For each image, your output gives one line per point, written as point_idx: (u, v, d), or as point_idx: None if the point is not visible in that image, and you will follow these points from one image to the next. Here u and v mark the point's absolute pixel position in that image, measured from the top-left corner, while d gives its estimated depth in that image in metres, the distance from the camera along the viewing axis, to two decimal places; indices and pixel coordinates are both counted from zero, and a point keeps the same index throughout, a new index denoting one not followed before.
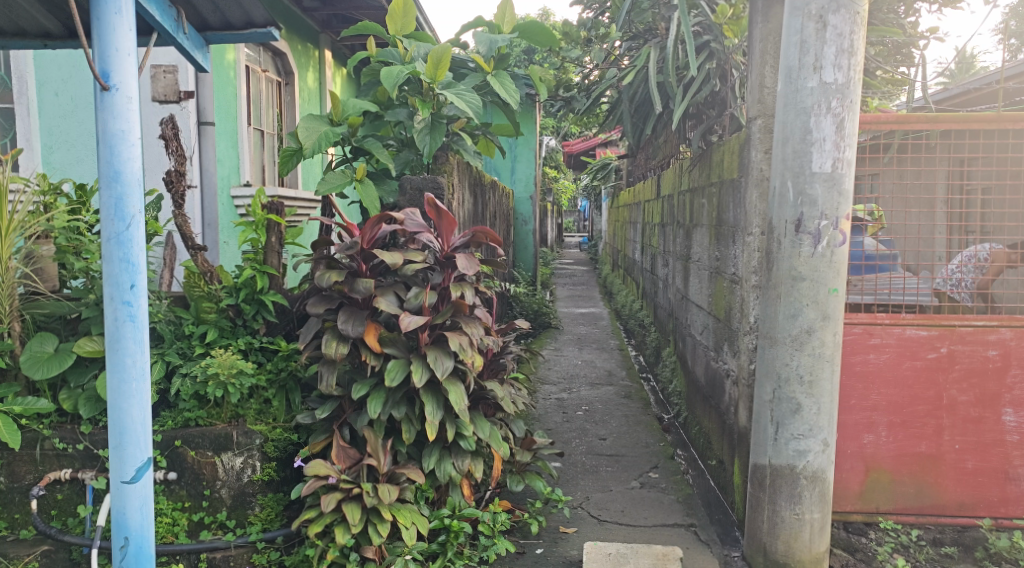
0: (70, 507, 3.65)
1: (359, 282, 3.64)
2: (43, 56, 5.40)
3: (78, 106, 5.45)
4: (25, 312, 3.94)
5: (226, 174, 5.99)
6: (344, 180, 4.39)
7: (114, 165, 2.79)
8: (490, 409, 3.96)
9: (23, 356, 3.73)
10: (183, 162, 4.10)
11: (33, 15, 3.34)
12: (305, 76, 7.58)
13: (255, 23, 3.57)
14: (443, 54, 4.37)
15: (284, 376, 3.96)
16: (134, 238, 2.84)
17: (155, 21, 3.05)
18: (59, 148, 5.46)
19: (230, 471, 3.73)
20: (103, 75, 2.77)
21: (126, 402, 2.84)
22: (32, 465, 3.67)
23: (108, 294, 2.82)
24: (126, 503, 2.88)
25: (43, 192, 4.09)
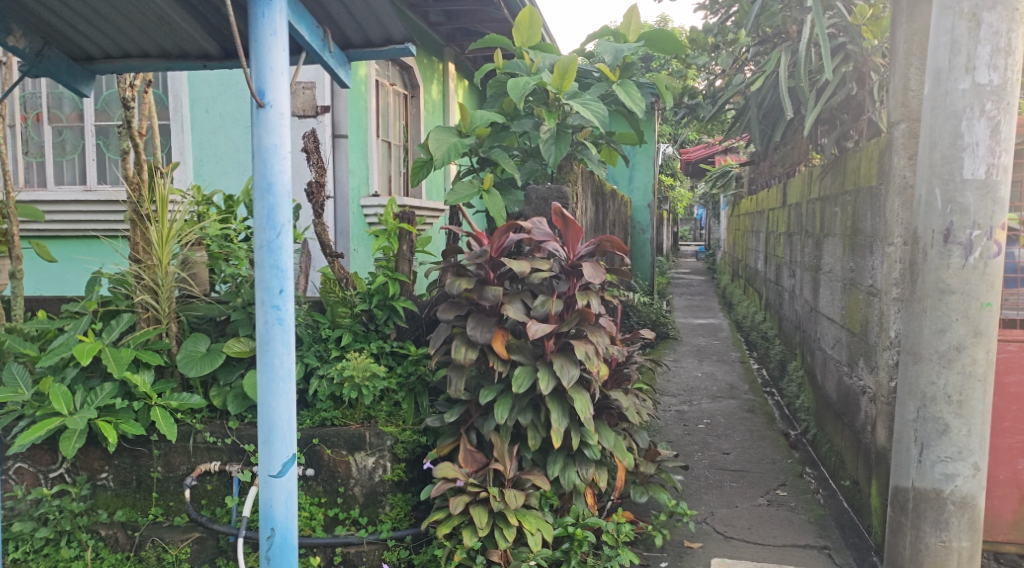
0: (218, 498, 3.90)
1: (488, 289, 3.71)
2: (196, 76, 5.83)
3: (226, 122, 5.84)
4: (182, 313, 4.28)
5: (357, 184, 6.26)
6: (472, 190, 4.50)
7: (268, 177, 2.97)
8: (614, 418, 3.94)
9: (181, 354, 4.07)
10: (322, 173, 4.32)
11: (195, 38, 3.57)
12: (430, 88, 7.82)
13: (393, 40, 3.69)
14: (570, 64, 4.40)
15: (413, 379, 4.13)
16: (283, 245, 3.02)
17: (305, 41, 3.23)
18: (209, 161, 5.87)
19: (363, 470, 3.88)
20: (259, 93, 2.95)
21: (274, 401, 3.01)
22: (186, 457, 3.94)
23: (260, 298, 3.01)
24: (273, 496, 3.05)
25: (198, 202, 4.45)
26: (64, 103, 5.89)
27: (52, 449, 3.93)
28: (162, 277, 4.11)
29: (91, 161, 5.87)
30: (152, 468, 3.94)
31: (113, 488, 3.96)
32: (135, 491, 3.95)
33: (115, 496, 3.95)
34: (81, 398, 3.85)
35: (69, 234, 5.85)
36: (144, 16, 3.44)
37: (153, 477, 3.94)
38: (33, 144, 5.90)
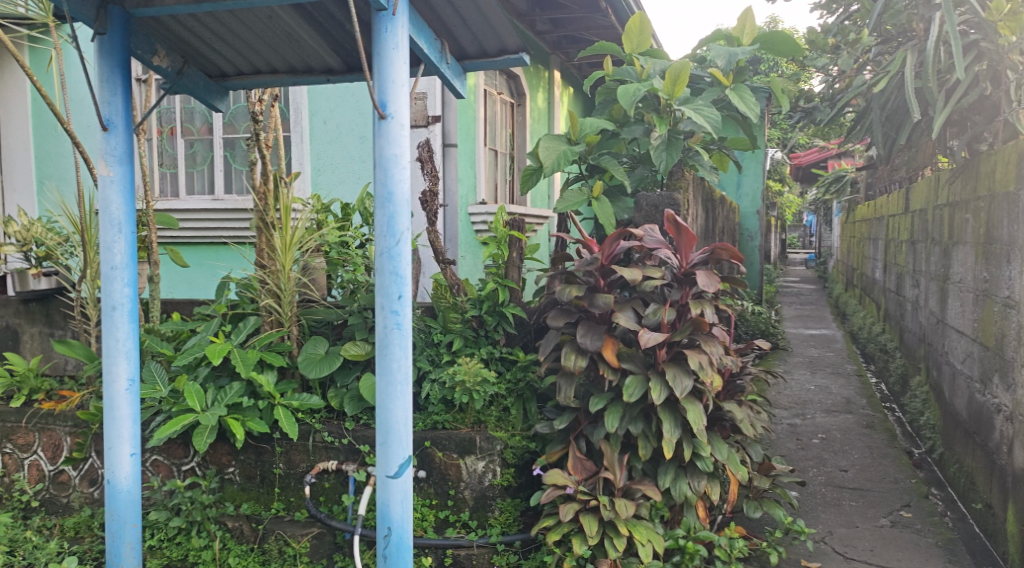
0: (335, 495, 4.06)
1: (599, 297, 3.69)
2: (316, 89, 6.09)
3: (342, 133, 6.07)
4: (303, 317, 4.48)
5: (465, 192, 6.36)
6: (580, 198, 4.48)
7: (389, 186, 3.10)
8: (727, 430, 3.85)
9: (302, 356, 4.25)
10: (435, 182, 4.42)
11: (321, 54, 3.78)
12: (535, 96, 7.88)
13: (508, 50, 3.75)
14: (681, 69, 4.35)
15: (522, 386, 4.17)
16: (402, 252, 3.13)
17: (424, 53, 3.35)
18: (325, 171, 6.11)
19: (473, 474, 3.93)
20: (382, 104, 3.07)
21: (392, 403, 3.13)
22: (306, 455, 4.11)
23: (379, 303, 3.13)
24: (389, 496, 3.16)
25: (317, 210, 4.66)
26: (196, 117, 6.27)
27: (184, 443, 4.19)
28: (285, 283, 4.33)
29: (218, 172, 6.21)
30: (274, 464, 4.13)
31: (240, 483, 4.17)
32: (259, 486, 4.15)
33: (241, 490, 4.17)
34: (212, 396, 4.08)
35: (199, 241, 6.22)
36: (274, 35, 3.64)
37: (276, 473, 4.13)
38: (167, 156, 6.32)
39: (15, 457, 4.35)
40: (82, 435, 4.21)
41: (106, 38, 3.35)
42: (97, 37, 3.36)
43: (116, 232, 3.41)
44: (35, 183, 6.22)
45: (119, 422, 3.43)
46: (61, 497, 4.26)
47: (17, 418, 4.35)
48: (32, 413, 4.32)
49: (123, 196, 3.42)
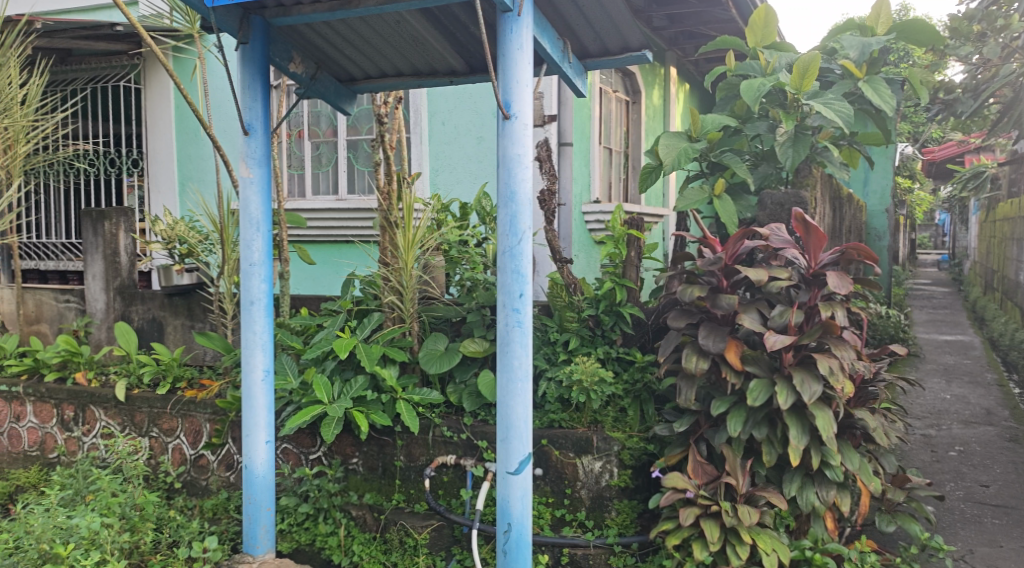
0: (454, 489, 4.13)
1: (722, 298, 3.59)
2: (436, 92, 6.24)
3: (460, 133, 6.18)
4: (423, 314, 4.60)
5: (580, 191, 6.34)
6: (701, 197, 4.35)
7: (511, 186, 3.16)
8: (858, 439, 3.68)
9: (422, 352, 4.37)
10: (554, 181, 4.44)
11: (445, 57, 3.90)
12: (651, 93, 7.77)
13: (630, 47, 3.72)
14: (811, 61, 4.18)
15: (640, 387, 4.11)
16: (524, 251, 3.18)
17: (546, 53, 3.39)
18: (443, 171, 6.24)
19: (590, 474, 3.92)
20: (505, 105, 3.14)
21: (512, 400, 3.19)
22: (425, 448, 4.21)
23: (501, 301, 3.20)
24: (510, 492, 3.22)
25: (437, 209, 4.77)
26: (321, 120, 6.53)
27: (312, 433, 4.39)
28: (407, 280, 4.46)
29: (342, 173, 6.46)
30: (396, 457, 4.26)
31: (363, 473, 4.34)
32: (381, 477, 4.30)
33: (363, 481, 4.33)
34: (338, 388, 4.26)
35: (323, 239, 6.50)
36: (403, 40, 3.77)
37: (396, 465, 4.26)
38: (296, 158, 6.65)
39: (160, 441, 4.67)
40: (220, 421, 4.48)
41: (248, 47, 3.55)
42: (241, 46, 3.56)
43: (254, 231, 3.61)
44: (177, 184, 6.66)
45: (256, 411, 3.64)
46: (201, 479, 4.54)
47: (162, 404, 4.64)
48: (176, 399, 4.61)
49: (262, 197, 3.62)
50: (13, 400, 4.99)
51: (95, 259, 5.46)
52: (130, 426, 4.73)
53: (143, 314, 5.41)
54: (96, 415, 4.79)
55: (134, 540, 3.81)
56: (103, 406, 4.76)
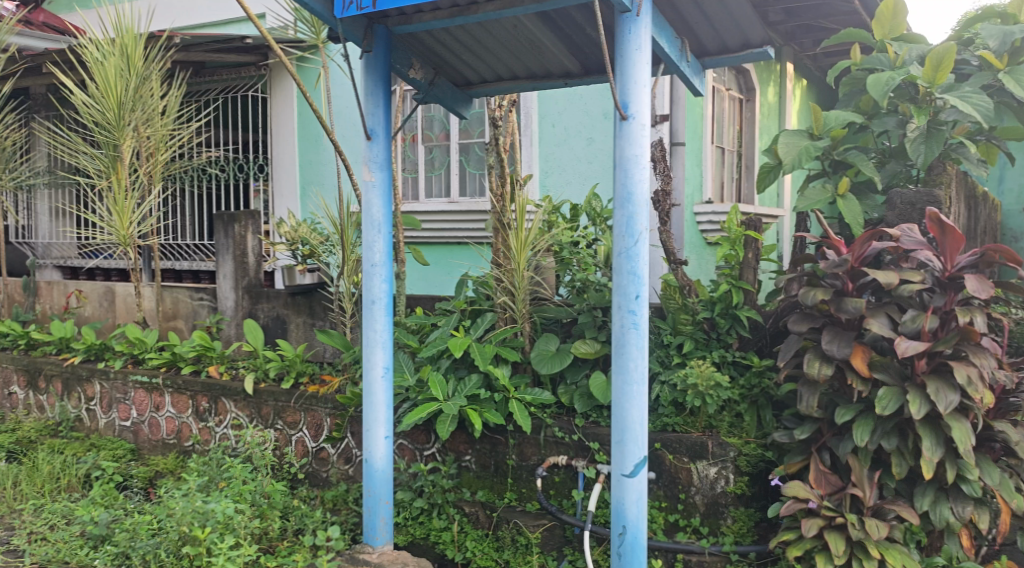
0: (565, 490, 4.15)
1: (848, 302, 3.44)
2: (546, 94, 6.27)
3: (570, 135, 6.19)
4: (535, 314, 4.63)
5: (691, 192, 6.23)
6: (824, 196, 4.19)
7: (628, 187, 3.15)
8: (997, 453, 3.46)
9: (534, 352, 4.41)
10: (668, 181, 4.38)
11: (561, 59, 3.94)
12: (766, 90, 7.56)
13: (751, 44, 3.63)
14: (946, 53, 3.99)
15: (757, 392, 3.99)
16: (640, 252, 3.17)
17: (664, 53, 3.36)
18: (553, 172, 6.26)
19: (705, 480, 3.83)
20: (623, 106, 3.13)
21: (628, 402, 3.18)
22: (537, 448, 4.25)
23: (617, 303, 3.19)
24: (625, 495, 3.21)
25: (549, 211, 4.80)
26: (435, 124, 6.69)
27: (426, 429, 4.50)
28: (519, 281, 4.51)
29: (454, 176, 6.59)
30: (508, 455, 4.31)
31: (475, 470, 4.41)
32: (493, 475, 4.36)
33: (476, 478, 4.40)
34: (452, 386, 4.36)
35: (436, 240, 6.65)
36: (520, 44, 3.83)
37: (508, 463, 4.31)
38: (410, 161, 6.82)
39: (285, 433, 4.90)
40: (340, 416, 4.66)
41: (371, 55, 3.69)
42: (365, 55, 3.70)
43: (376, 233, 3.74)
44: (298, 188, 6.96)
45: (376, 406, 3.77)
46: (322, 471, 4.74)
47: (287, 398, 4.87)
48: (299, 394, 4.83)
49: (383, 200, 3.75)
50: (153, 391, 5.34)
51: (225, 259, 5.78)
52: (257, 418, 4.99)
53: (269, 311, 5.69)
54: (227, 407, 5.07)
55: (263, 526, 4.03)
56: (233, 398, 5.04)
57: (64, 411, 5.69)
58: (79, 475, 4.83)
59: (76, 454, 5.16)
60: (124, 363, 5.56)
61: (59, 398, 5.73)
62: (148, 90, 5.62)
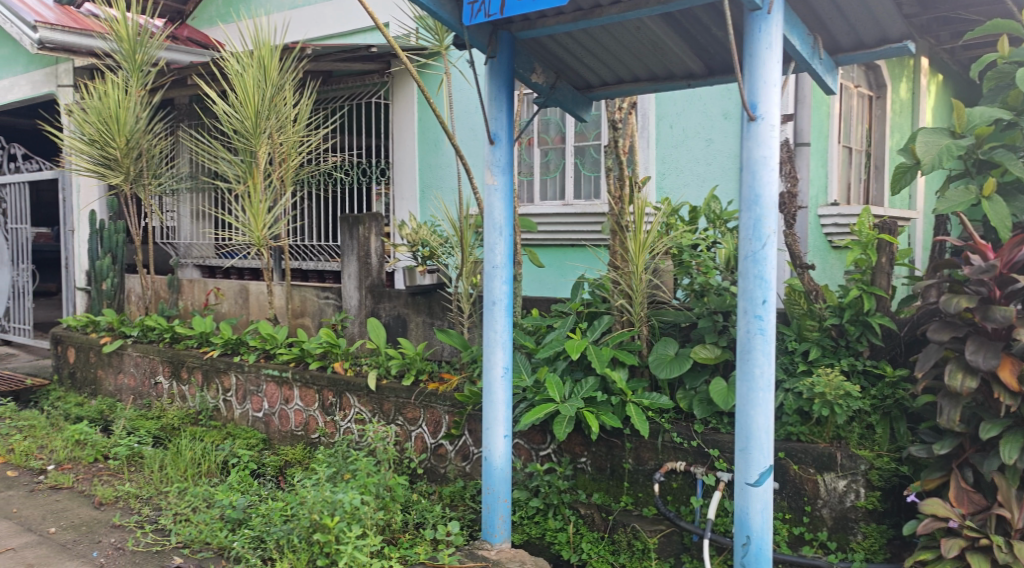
0: (683, 496, 4.09)
1: (995, 310, 3.24)
2: (664, 95, 6.19)
3: (688, 136, 6.09)
4: (653, 318, 4.58)
5: (816, 193, 6.02)
6: (967, 198, 3.97)
7: (755, 189, 3.08)
8: None
9: (652, 356, 4.36)
10: (795, 183, 4.25)
11: (684, 59, 3.90)
12: (898, 86, 7.20)
13: (889, 39, 3.48)
14: None
15: (890, 403, 3.81)
16: (768, 256, 3.09)
17: (795, 50, 3.27)
18: (670, 174, 6.18)
19: (833, 493, 3.69)
20: (751, 106, 3.07)
21: (753, 409, 3.11)
22: (655, 452, 4.18)
23: (743, 307, 3.13)
24: (749, 504, 3.14)
25: (667, 213, 4.73)
26: (551, 128, 6.74)
27: (542, 429, 4.50)
28: (636, 284, 4.48)
29: (569, 178, 6.61)
30: (625, 458, 4.26)
31: (591, 472, 4.37)
32: (609, 477, 4.31)
33: (592, 480, 4.36)
34: (569, 388, 4.37)
35: (551, 243, 6.69)
36: (642, 46, 3.81)
37: (625, 466, 4.26)
38: (525, 164, 6.88)
39: (405, 429, 5.04)
40: (459, 414, 4.76)
41: (496, 61, 3.76)
42: (489, 61, 3.77)
43: (497, 235, 3.82)
44: (417, 191, 7.17)
45: (495, 405, 3.84)
46: (441, 467, 4.87)
47: (407, 395, 5.02)
48: (419, 391, 4.96)
49: (505, 202, 3.82)
50: (283, 384, 5.62)
51: (350, 260, 6.01)
52: (379, 413, 5.16)
53: (390, 310, 5.88)
54: (351, 402, 5.27)
55: (387, 518, 4.18)
56: (356, 393, 5.24)
57: (204, 401, 6.07)
58: (217, 461, 5.16)
59: (215, 442, 5.51)
60: (257, 358, 5.87)
61: (199, 388, 6.12)
62: (282, 98, 5.93)
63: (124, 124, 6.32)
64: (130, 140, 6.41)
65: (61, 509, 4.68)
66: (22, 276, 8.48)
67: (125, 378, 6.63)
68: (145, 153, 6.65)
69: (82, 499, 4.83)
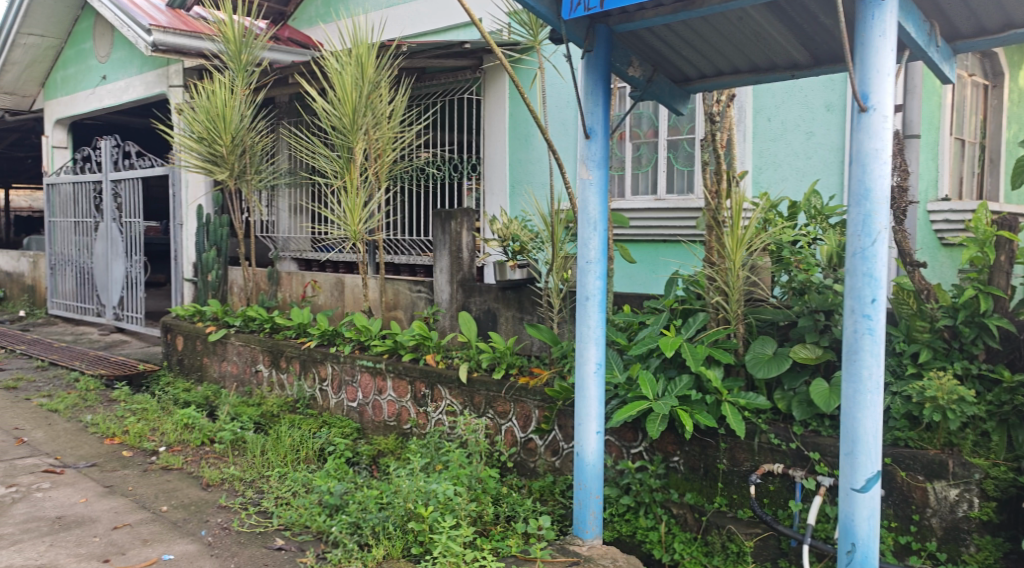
0: (781, 500, 3.97)
1: None
2: (762, 87, 6.02)
3: (788, 129, 5.90)
4: (751, 316, 4.47)
5: (925, 188, 5.76)
6: None
7: (865, 183, 2.96)
8: None
9: (749, 355, 4.25)
10: (906, 177, 4.06)
11: (788, 49, 3.78)
12: (1016, 74, 6.81)
13: (1014, 24, 3.30)
14: None
15: (1008, 410, 3.63)
16: (878, 253, 2.96)
17: (910, 37, 3.12)
18: (767, 168, 6.01)
19: (944, 502, 3.53)
20: (862, 97, 2.95)
21: (860, 412, 2.99)
22: (750, 454, 4.08)
23: (850, 306, 3.01)
24: (855, 511, 3.03)
25: (766, 208, 4.60)
26: (643, 121, 6.65)
27: (634, 427, 4.45)
28: (733, 281, 4.37)
29: (662, 173, 6.52)
30: (718, 459, 4.16)
31: (683, 472, 4.29)
32: (702, 478, 4.21)
33: (684, 480, 4.27)
34: (662, 386, 4.30)
35: (643, 238, 6.60)
36: (744, 36, 3.71)
37: (719, 468, 4.16)
38: (617, 159, 6.83)
39: (496, 422, 5.07)
40: (549, 409, 4.76)
41: (592, 54, 3.73)
42: (586, 54, 3.75)
43: (592, 231, 3.80)
44: (508, 186, 7.21)
45: (588, 401, 3.83)
46: (530, 461, 4.88)
47: (498, 388, 5.04)
48: (509, 385, 4.97)
49: (600, 197, 3.79)
50: (376, 375, 5.75)
51: (442, 254, 6.08)
52: (470, 406, 5.20)
53: (481, 305, 5.93)
54: (442, 394, 5.34)
55: (479, 509, 4.24)
56: (448, 386, 5.30)
57: (301, 389, 6.27)
58: (314, 449, 5.32)
59: (312, 430, 5.69)
60: (352, 349, 6.03)
61: (297, 377, 6.32)
62: (378, 96, 6.06)
63: (230, 122, 6.58)
64: (235, 138, 6.68)
65: (171, 488, 4.91)
66: (135, 267, 8.94)
67: (228, 365, 6.92)
68: (249, 150, 6.91)
69: (190, 480, 5.06)
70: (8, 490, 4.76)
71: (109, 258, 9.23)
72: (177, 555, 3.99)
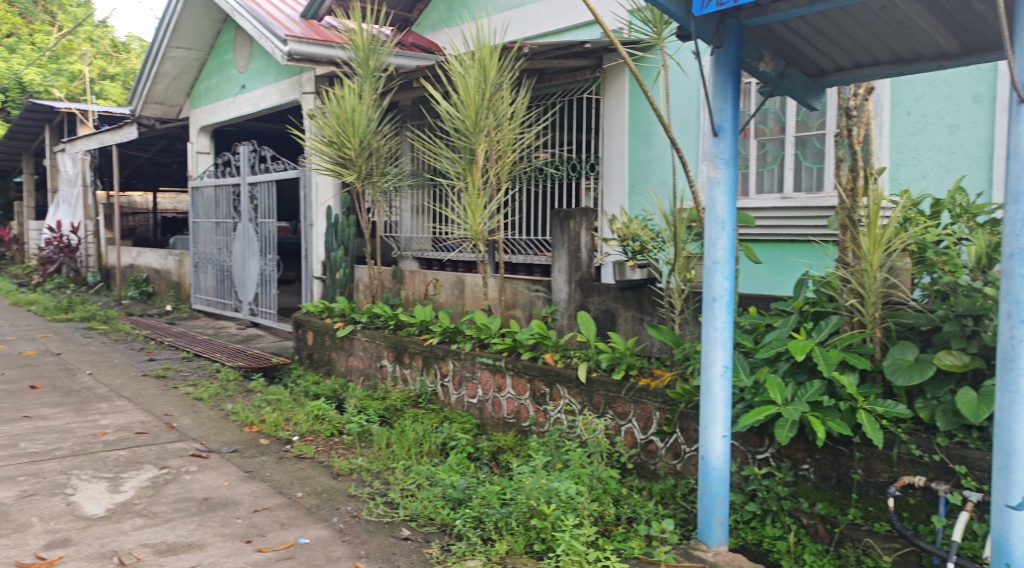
0: (922, 514, 3.76)
1: None
2: (901, 79, 5.71)
3: (929, 123, 5.58)
4: (888, 319, 4.24)
5: None
6: None
7: None
8: None
9: (887, 361, 4.05)
10: None
11: (936, 38, 3.58)
12: None
13: None
14: None
15: None
16: None
17: None
18: (905, 165, 5.71)
19: None
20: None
21: (1015, 423, 2.84)
22: (888, 465, 3.88)
23: (1007, 311, 2.84)
24: (1010, 528, 2.87)
25: (906, 206, 4.38)
26: (769, 118, 6.45)
27: (760, 432, 4.32)
28: (869, 284, 4.18)
29: (789, 170, 6.29)
30: (852, 469, 3.99)
31: (814, 481, 4.12)
32: (835, 487, 4.04)
33: (815, 488, 4.11)
34: (792, 391, 4.16)
35: (769, 237, 6.39)
36: (886, 26, 3.55)
37: (853, 478, 3.98)
38: (741, 156, 6.66)
39: (615, 422, 5.02)
40: (671, 411, 4.69)
41: (722, 51, 3.65)
42: (716, 51, 3.67)
43: (720, 230, 3.72)
44: (626, 186, 7.16)
45: (714, 404, 3.76)
46: (650, 463, 4.83)
47: (617, 389, 5.00)
48: (630, 386, 4.93)
49: (728, 196, 3.71)
50: (496, 372, 5.84)
51: (561, 254, 6.10)
52: (589, 406, 5.18)
53: (600, 304, 5.89)
54: (561, 393, 5.35)
55: (601, 510, 4.23)
56: (567, 385, 5.31)
57: (424, 385, 6.45)
58: (437, 443, 5.46)
59: (434, 425, 5.83)
60: (472, 346, 6.13)
61: (419, 372, 6.50)
62: (500, 97, 6.15)
63: (358, 126, 6.85)
64: (363, 141, 6.93)
65: (305, 476, 5.16)
66: (269, 266, 9.44)
67: (355, 360, 7.19)
68: (375, 153, 7.13)
69: (322, 469, 5.30)
70: (161, 470, 5.14)
71: (246, 256, 9.79)
72: (312, 539, 4.19)
